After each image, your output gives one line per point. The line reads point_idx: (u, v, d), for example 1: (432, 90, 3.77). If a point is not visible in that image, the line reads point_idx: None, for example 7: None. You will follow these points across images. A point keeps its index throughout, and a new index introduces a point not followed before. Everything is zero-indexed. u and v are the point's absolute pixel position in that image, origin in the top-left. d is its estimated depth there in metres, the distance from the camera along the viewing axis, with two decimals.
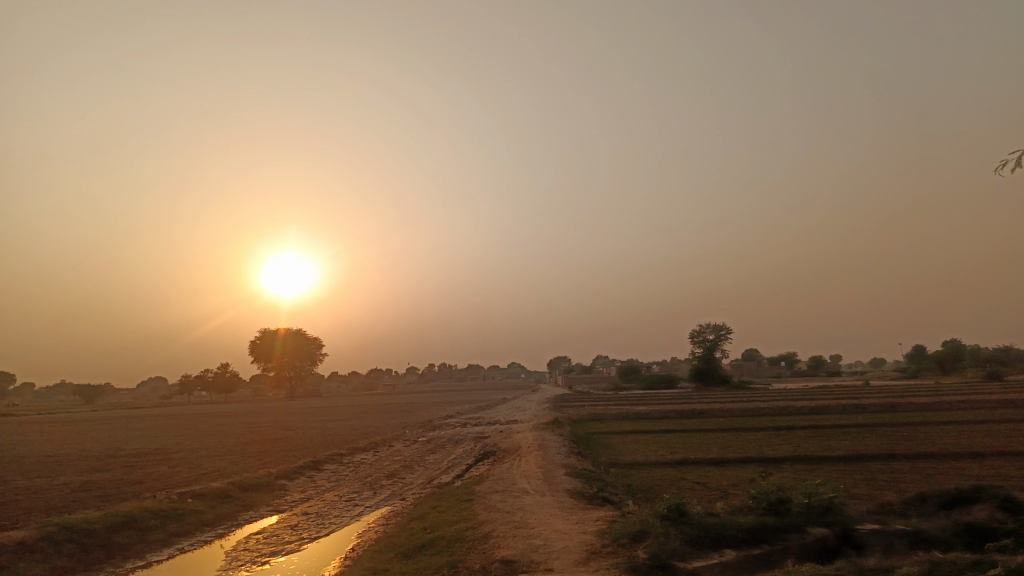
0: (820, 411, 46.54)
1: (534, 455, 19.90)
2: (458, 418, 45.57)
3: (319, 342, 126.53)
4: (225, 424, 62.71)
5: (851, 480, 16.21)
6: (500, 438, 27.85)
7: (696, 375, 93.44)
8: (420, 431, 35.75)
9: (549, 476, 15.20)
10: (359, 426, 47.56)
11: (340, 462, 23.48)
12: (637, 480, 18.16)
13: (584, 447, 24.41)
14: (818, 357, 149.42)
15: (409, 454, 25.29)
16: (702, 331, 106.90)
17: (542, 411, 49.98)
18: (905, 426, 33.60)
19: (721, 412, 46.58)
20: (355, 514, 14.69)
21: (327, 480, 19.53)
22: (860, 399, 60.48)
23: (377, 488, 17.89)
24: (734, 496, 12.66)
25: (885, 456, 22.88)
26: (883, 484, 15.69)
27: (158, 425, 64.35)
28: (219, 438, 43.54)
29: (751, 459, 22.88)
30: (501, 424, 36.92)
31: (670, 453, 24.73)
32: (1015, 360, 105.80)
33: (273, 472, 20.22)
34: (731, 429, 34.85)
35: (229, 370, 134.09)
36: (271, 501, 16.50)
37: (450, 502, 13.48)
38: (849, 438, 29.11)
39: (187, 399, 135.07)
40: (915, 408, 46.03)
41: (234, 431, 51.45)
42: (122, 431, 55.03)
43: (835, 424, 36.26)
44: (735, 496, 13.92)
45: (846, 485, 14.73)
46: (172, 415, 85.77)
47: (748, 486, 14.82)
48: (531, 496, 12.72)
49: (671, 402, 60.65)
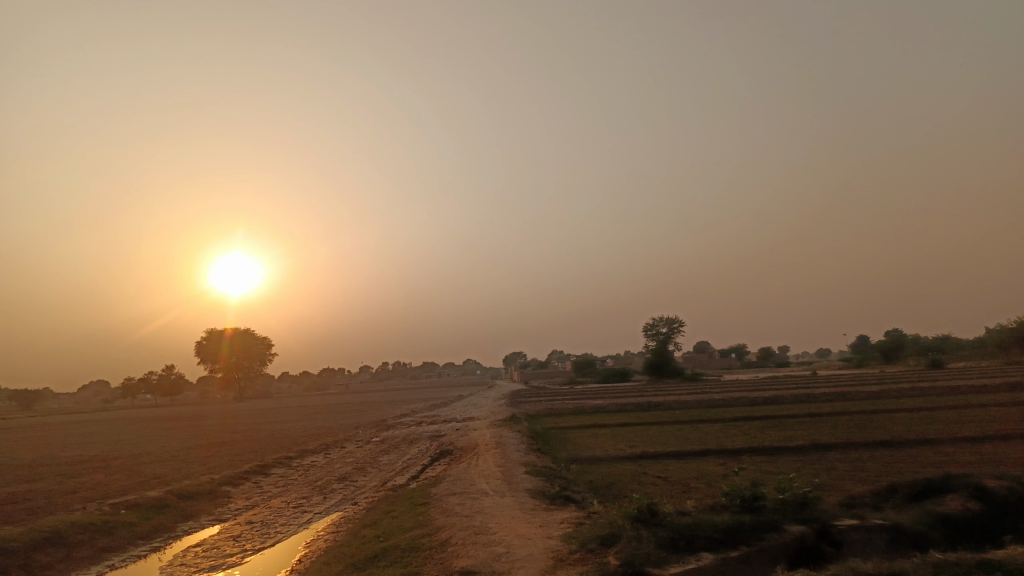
0: (773, 401, 47.04)
1: (492, 453, 19.24)
2: (413, 416, 44.71)
3: (269, 341, 123.79)
4: (171, 428, 60.52)
5: (815, 473, 16.00)
6: (456, 436, 27.19)
7: (650, 368, 94.16)
8: (373, 431, 34.84)
9: (508, 475, 14.58)
10: (311, 427, 46.32)
11: (289, 465, 22.50)
12: (598, 475, 17.73)
13: (542, 443, 23.91)
14: (767, 349, 152.55)
15: (362, 455, 24.41)
16: (655, 324, 107.90)
17: (498, 407, 49.44)
18: (857, 414, 34.07)
19: (677, 405, 46.73)
20: (302, 521, 13.84)
21: (275, 485, 18.57)
22: (810, 389, 61.56)
23: (327, 493, 17.02)
24: (701, 493, 12.25)
25: (842, 445, 22.94)
26: (846, 475, 15.52)
27: (98, 430, 61.75)
28: (162, 443, 41.82)
29: (710, 452, 22.66)
30: (457, 422, 36.25)
31: (628, 447, 24.44)
32: (955, 348, 109.45)
33: (217, 478, 19.14)
34: (688, 422, 34.85)
35: (175, 372, 130.21)
36: (213, 510, 15.50)
37: (405, 506, 12.76)
38: (804, 427, 29.29)
39: (130, 403, 130.61)
40: (864, 397, 46.91)
41: (179, 435, 49.59)
42: (59, 438, 52.58)
43: (790, 414, 36.58)
44: (700, 492, 13.53)
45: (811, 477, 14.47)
46: (114, 420, 82.60)
47: (714, 483, 14.42)
48: (490, 497, 12.08)
49: (627, 396, 60.72)
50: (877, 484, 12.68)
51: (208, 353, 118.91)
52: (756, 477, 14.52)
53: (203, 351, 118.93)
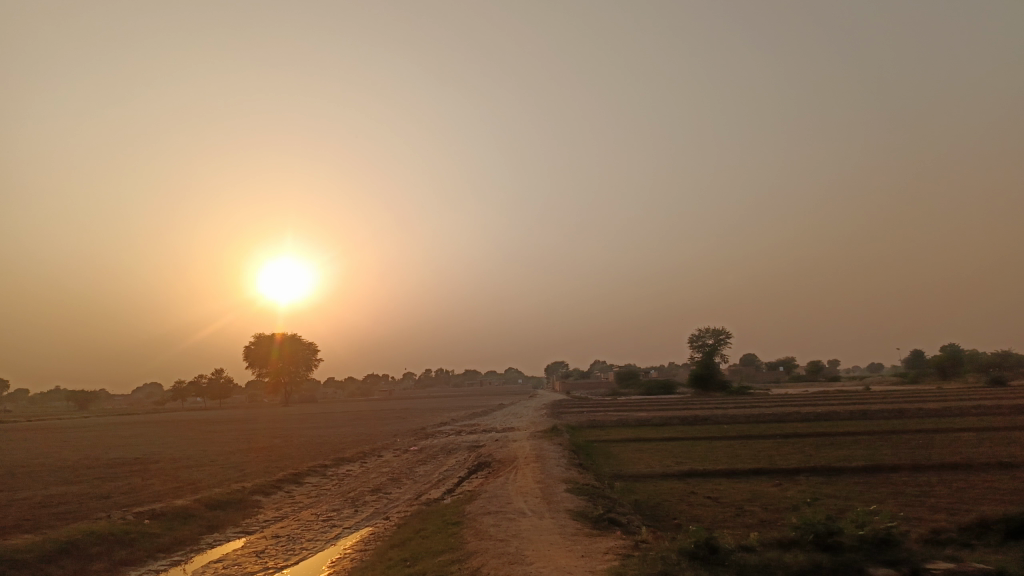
0: (827, 417, 45.06)
1: (531, 468, 18.29)
2: (452, 426, 43.85)
3: (315, 347, 124.86)
4: (215, 431, 60.88)
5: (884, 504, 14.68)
6: (495, 448, 26.35)
7: (695, 380, 92.04)
8: (412, 440, 34.21)
9: (548, 494, 13.63)
10: (351, 435, 45.98)
11: (323, 474, 21.91)
12: (644, 495, 16.66)
13: (584, 457, 22.89)
14: (817, 363, 148.47)
15: (398, 465, 23.71)
16: (701, 335, 105.78)
17: (540, 417, 48.45)
18: (918, 434, 32.24)
19: (725, 419, 45.12)
20: (330, 537, 13.13)
21: (306, 496, 17.92)
22: (865, 404, 59.12)
23: (358, 506, 16.28)
24: (760, 525, 11.17)
25: (907, 467, 21.43)
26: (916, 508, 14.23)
27: (146, 431, 62.62)
28: (204, 446, 41.81)
29: (763, 472, 21.34)
30: (497, 432, 35.50)
31: (674, 463, 23.27)
32: (1018, 365, 104.69)
33: (248, 487, 18.57)
34: (737, 437, 33.41)
35: (223, 376, 132.44)
36: (241, 521, 14.87)
37: (436, 525, 11.95)
38: (863, 446, 27.68)
39: (180, 406, 132.98)
40: (923, 414, 44.62)
41: (222, 439, 49.74)
42: (107, 439, 53.34)
43: (845, 431, 34.85)
44: (758, 521, 12.42)
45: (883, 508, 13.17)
46: (163, 422, 84.04)
47: (771, 514, 13.26)
48: (528, 519, 11.18)
49: (672, 408, 59.10)
50: (959, 516, 11.41)
51: (257, 358, 120.18)
52: (818, 508, 13.30)
53: (251, 356, 120.16)
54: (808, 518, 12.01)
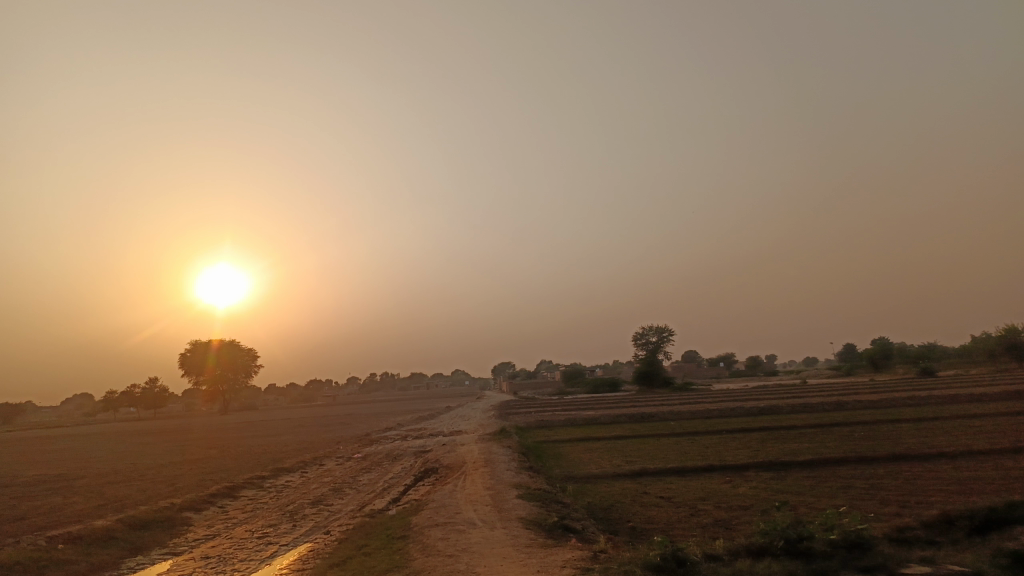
0: (769, 411, 45.69)
1: (479, 473, 17.63)
2: (398, 430, 42.78)
3: (255, 353, 121.46)
4: (148, 443, 58.18)
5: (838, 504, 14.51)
6: (442, 452, 25.61)
7: (639, 378, 92.88)
8: (356, 446, 33.13)
9: (498, 501, 12.99)
10: (292, 442, 44.49)
11: (260, 487, 20.79)
12: (597, 497, 16.18)
13: (534, 459, 22.38)
14: (756, 358, 152.01)
15: (341, 474, 22.73)
16: (644, 333, 106.89)
17: (487, 419, 47.78)
18: (858, 425, 32.81)
19: (671, 415, 45.31)
20: (265, 556, 12.21)
21: (242, 511, 16.85)
22: (805, 398, 60.35)
23: (297, 520, 15.33)
24: (720, 531, 10.78)
25: (854, 460, 21.52)
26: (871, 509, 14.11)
27: (72, 446, 59.39)
28: (134, 460, 39.70)
29: (714, 468, 21.16)
30: (444, 436, 34.75)
31: (625, 463, 22.92)
32: (944, 356, 108.94)
33: (177, 504, 17.38)
34: (685, 434, 33.45)
35: (158, 385, 127.57)
36: (167, 542, 13.77)
37: (380, 540, 11.20)
38: (808, 440, 27.91)
39: (111, 417, 127.39)
40: (861, 406, 45.73)
41: (155, 451, 47.46)
42: (29, 454, 50.29)
43: (789, 425, 35.24)
44: (717, 526, 12.03)
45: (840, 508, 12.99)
46: (93, 434, 80.20)
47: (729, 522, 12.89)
48: (478, 530, 10.52)
49: (619, 406, 59.16)
50: (913, 513, 11.27)
51: (193, 365, 115.88)
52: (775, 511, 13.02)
53: (187, 364, 115.88)
54: (768, 522, 11.70)
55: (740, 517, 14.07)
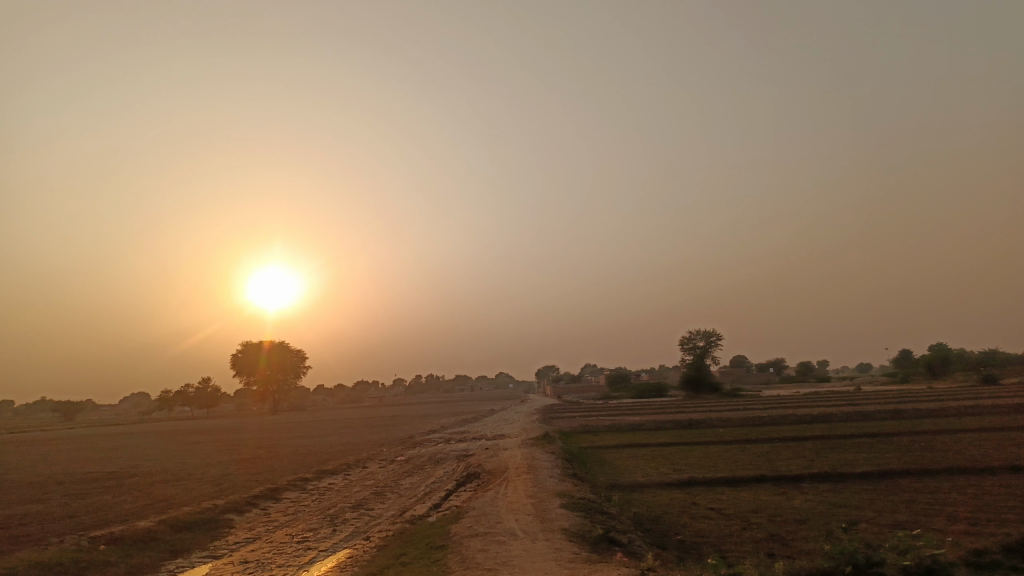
0: (822, 419, 44.24)
1: (522, 480, 17.21)
2: (442, 433, 42.72)
3: (303, 354, 123.47)
4: (199, 442, 59.30)
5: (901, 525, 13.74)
6: (485, 457, 25.29)
7: (686, 383, 91.40)
8: (399, 449, 33.04)
9: (541, 511, 12.56)
10: (338, 444, 44.75)
11: (303, 489, 20.74)
12: (644, 507, 15.63)
13: (578, 465, 21.91)
14: (806, 364, 148.47)
15: (383, 477, 22.61)
16: (691, 337, 105.23)
17: (531, 423, 47.37)
18: (918, 435, 31.41)
19: (719, 422, 44.24)
20: (303, 561, 12.03)
21: (283, 513, 16.76)
22: (859, 405, 58.35)
23: (337, 524, 15.14)
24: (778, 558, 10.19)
25: (916, 472, 20.47)
26: (937, 530, 13.30)
27: (126, 443, 60.85)
28: (184, 459, 40.35)
29: (766, 479, 20.36)
30: (487, 439, 34.46)
31: (672, 471, 22.23)
32: (1007, 362, 104.52)
33: (219, 505, 17.39)
34: (734, 441, 32.55)
35: (210, 385, 130.58)
36: (208, 544, 13.71)
37: (418, 549, 10.88)
38: (864, 450, 26.81)
39: (166, 416, 130.78)
40: (920, 414, 43.99)
41: (205, 450, 48.26)
42: (86, 451, 51.68)
43: (843, 433, 33.98)
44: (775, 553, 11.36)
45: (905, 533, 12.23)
46: (147, 432, 82.28)
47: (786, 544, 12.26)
48: (519, 542, 10.11)
49: (665, 412, 58.07)
50: (985, 538, 10.53)
51: (244, 366, 118.34)
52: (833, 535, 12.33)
53: (238, 364, 118.28)
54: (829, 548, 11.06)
55: (795, 535, 13.40)
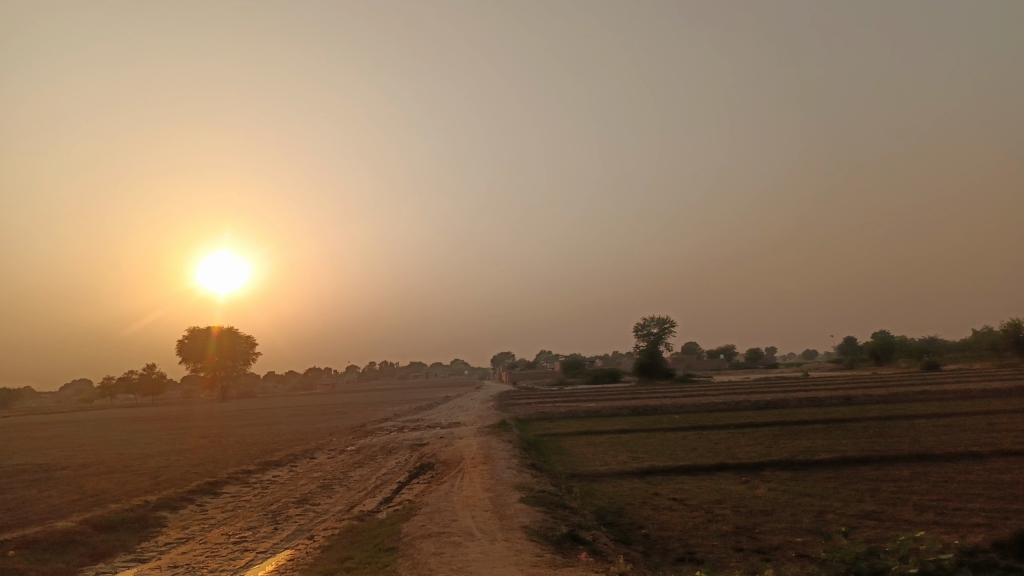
0: (775, 405, 44.47)
1: (478, 472, 16.38)
2: (394, 421, 41.72)
3: (253, 340, 120.50)
4: (140, 431, 56.88)
5: (869, 521, 13.34)
6: (439, 446, 24.38)
7: (639, 369, 91.72)
8: (349, 438, 31.89)
9: (499, 507, 11.73)
10: (286, 432, 43.33)
11: (245, 482, 19.51)
12: (605, 499, 14.94)
13: (535, 454, 21.15)
14: (756, 350, 151.13)
15: (331, 469, 21.50)
16: (645, 324, 105.73)
17: (486, 411, 46.58)
18: (872, 422, 31.57)
19: (675, 408, 44.15)
20: (239, 565, 10.97)
21: (220, 510, 15.61)
22: (811, 391, 59.02)
23: (280, 522, 14.08)
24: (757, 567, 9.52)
25: (876, 459, 20.31)
26: (907, 525, 12.90)
27: (63, 432, 58.01)
28: (123, 449, 38.42)
29: (727, 467, 19.96)
30: (442, 428, 33.51)
31: (632, 459, 21.66)
32: (946, 349, 107.62)
33: (151, 501, 16.12)
34: (691, 428, 32.31)
35: (155, 371, 126.51)
36: (134, 546, 12.50)
37: (366, 552, 9.93)
38: (821, 436, 26.72)
39: (108, 404, 126.44)
40: (869, 401, 44.55)
41: (145, 440, 46.17)
42: (18, 441, 49.01)
43: (798, 419, 34.08)
44: (747, 554, 10.74)
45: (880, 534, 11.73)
46: (87, 421, 78.96)
47: (757, 542, 11.67)
48: (476, 543, 9.25)
49: (620, 398, 57.85)
50: (962, 541, 10.10)
51: (191, 352, 114.92)
52: (807, 538, 11.76)
53: (185, 350, 114.77)
54: (803, 552, 10.53)
55: (763, 528, 12.88)
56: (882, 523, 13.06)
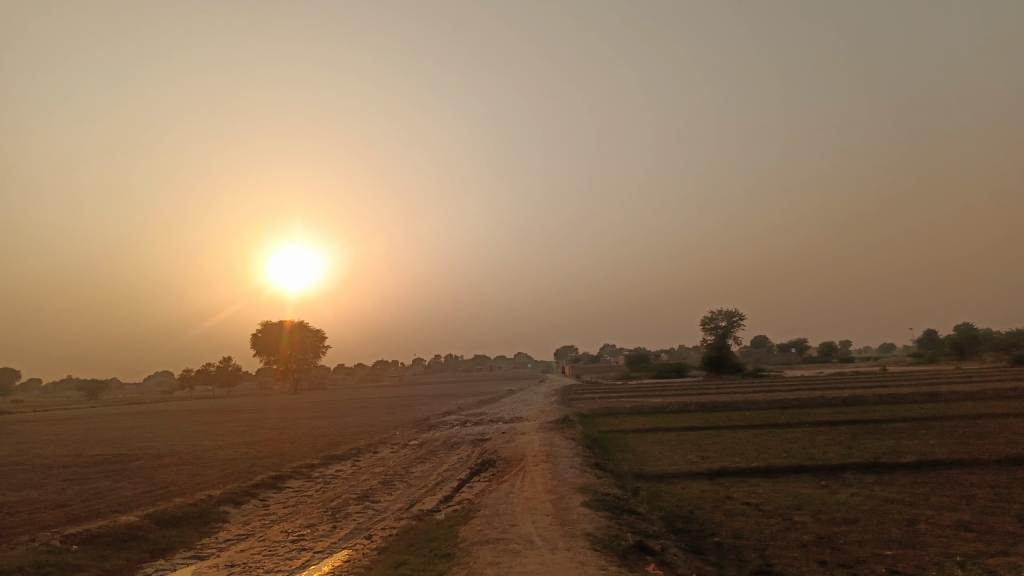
0: (852, 401, 42.42)
1: (540, 471, 15.85)
2: (458, 415, 41.69)
3: (323, 333, 123.26)
4: (215, 422, 58.57)
5: (966, 532, 12.23)
6: (501, 442, 23.98)
7: (707, 363, 89.48)
8: (412, 432, 31.83)
9: (561, 511, 11.16)
10: (352, 425, 43.75)
11: (308, 477, 19.49)
12: (673, 503, 14.20)
13: (600, 453, 20.50)
14: (829, 344, 146.05)
15: (393, 464, 21.33)
16: (713, 317, 103.09)
17: (549, 405, 45.98)
18: (959, 420, 29.70)
19: (744, 405, 42.62)
20: (295, 565, 10.76)
21: (282, 506, 15.54)
22: (891, 387, 56.31)
23: (338, 520, 13.85)
24: None
25: (968, 463, 18.85)
26: (1011, 539, 11.74)
27: (144, 423, 60.17)
28: (196, 440, 39.52)
29: (804, 469, 18.87)
30: (505, 423, 33.10)
31: (701, 459, 20.74)
32: None
33: (215, 495, 16.18)
34: (763, 426, 30.99)
35: (231, 363, 130.73)
36: (195, 542, 12.46)
37: (421, 557, 9.52)
38: (905, 436, 25.14)
39: (187, 395, 131.49)
40: (953, 398, 42.10)
41: (219, 431, 47.38)
42: (101, 431, 51.04)
43: (878, 417, 32.35)
44: (830, 570, 9.90)
45: (983, 552, 10.65)
46: (167, 411, 82.01)
47: (841, 555, 10.77)
48: (535, 552, 8.70)
49: (687, 393, 56.38)
50: None
51: (264, 345, 118.39)
52: (897, 553, 10.80)
53: (258, 343, 118.29)
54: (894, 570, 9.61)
55: (846, 538, 11.93)
56: (982, 537, 11.93)
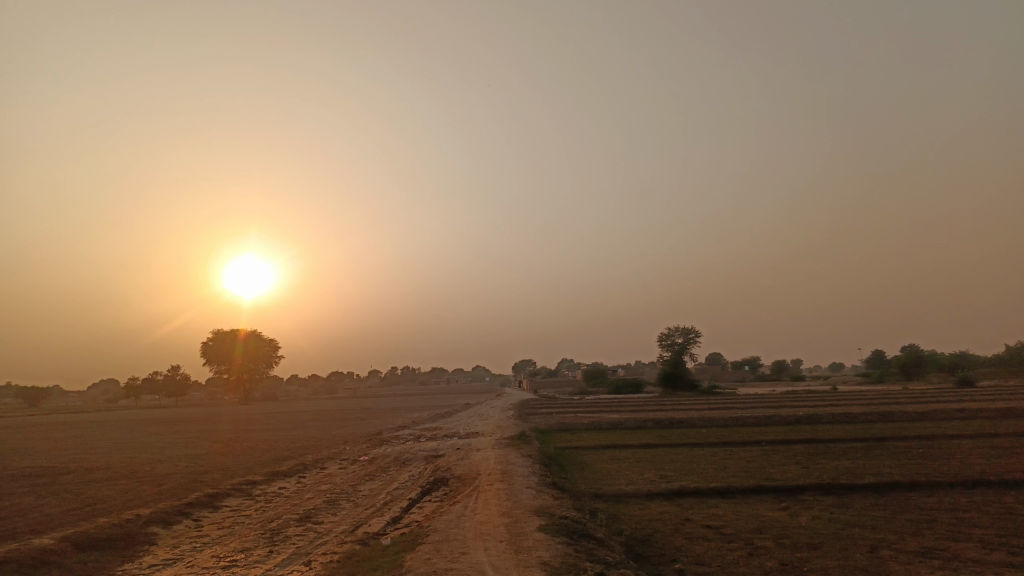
0: (806, 420, 42.58)
1: (495, 491, 15.14)
2: (411, 429, 40.60)
3: (276, 343, 120.85)
4: (157, 433, 56.25)
5: (931, 559, 11.87)
6: (455, 459, 23.14)
7: (663, 380, 89.69)
8: (363, 447, 30.70)
9: (516, 537, 10.44)
10: (301, 438, 42.33)
11: (248, 495, 18.38)
12: (633, 526, 13.59)
13: (557, 471, 19.82)
14: (781, 362, 148.47)
15: (341, 481, 20.32)
16: (670, 334, 103.65)
17: (505, 420, 45.23)
18: (912, 441, 29.87)
19: (702, 422, 42.46)
20: None
21: (217, 527, 14.49)
22: (843, 406, 56.98)
23: (276, 544, 12.89)
24: None
25: (926, 485, 18.70)
26: (977, 565, 11.41)
27: (81, 434, 57.43)
28: (135, 453, 37.66)
29: (764, 490, 18.50)
30: (460, 439, 32.18)
31: (659, 478, 20.22)
32: (979, 365, 104.47)
33: (144, 515, 15.02)
34: (720, 444, 30.72)
35: (179, 373, 126.85)
36: (115, 568, 11.40)
37: None
38: (860, 457, 25.07)
39: (131, 404, 126.87)
40: (904, 418, 42.61)
41: (161, 442, 45.39)
42: (34, 442, 48.44)
43: (833, 437, 32.35)
44: None
45: None
46: (108, 421, 78.73)
47: None
48: None
49: (644, 410, 56.16)
50: None
51: (214, 356, 114.86)
52: None
53: (208, 354, 114.64)
54: None
55: (811, 565, 11.46)
56: (948, 563, 11.58)
